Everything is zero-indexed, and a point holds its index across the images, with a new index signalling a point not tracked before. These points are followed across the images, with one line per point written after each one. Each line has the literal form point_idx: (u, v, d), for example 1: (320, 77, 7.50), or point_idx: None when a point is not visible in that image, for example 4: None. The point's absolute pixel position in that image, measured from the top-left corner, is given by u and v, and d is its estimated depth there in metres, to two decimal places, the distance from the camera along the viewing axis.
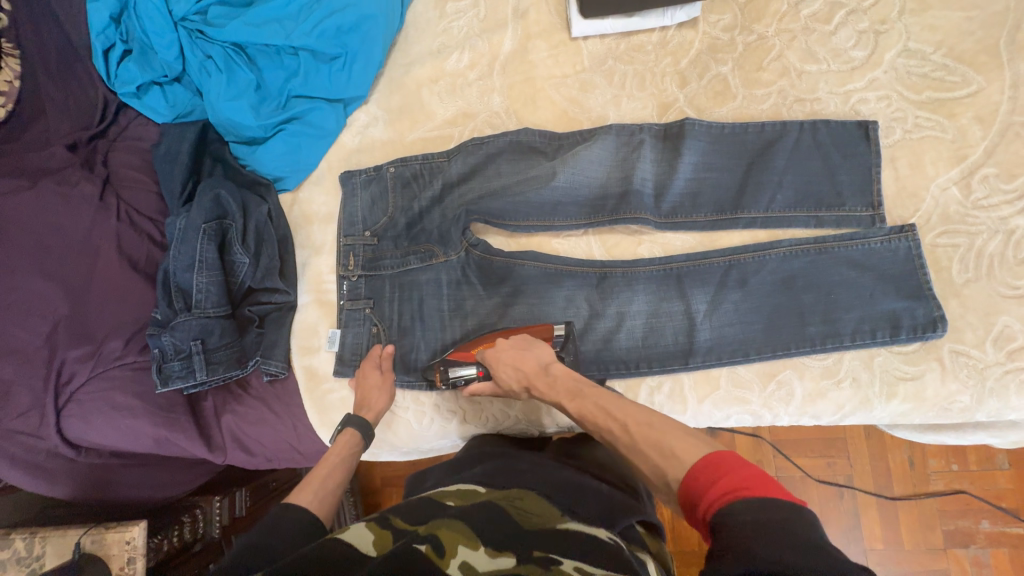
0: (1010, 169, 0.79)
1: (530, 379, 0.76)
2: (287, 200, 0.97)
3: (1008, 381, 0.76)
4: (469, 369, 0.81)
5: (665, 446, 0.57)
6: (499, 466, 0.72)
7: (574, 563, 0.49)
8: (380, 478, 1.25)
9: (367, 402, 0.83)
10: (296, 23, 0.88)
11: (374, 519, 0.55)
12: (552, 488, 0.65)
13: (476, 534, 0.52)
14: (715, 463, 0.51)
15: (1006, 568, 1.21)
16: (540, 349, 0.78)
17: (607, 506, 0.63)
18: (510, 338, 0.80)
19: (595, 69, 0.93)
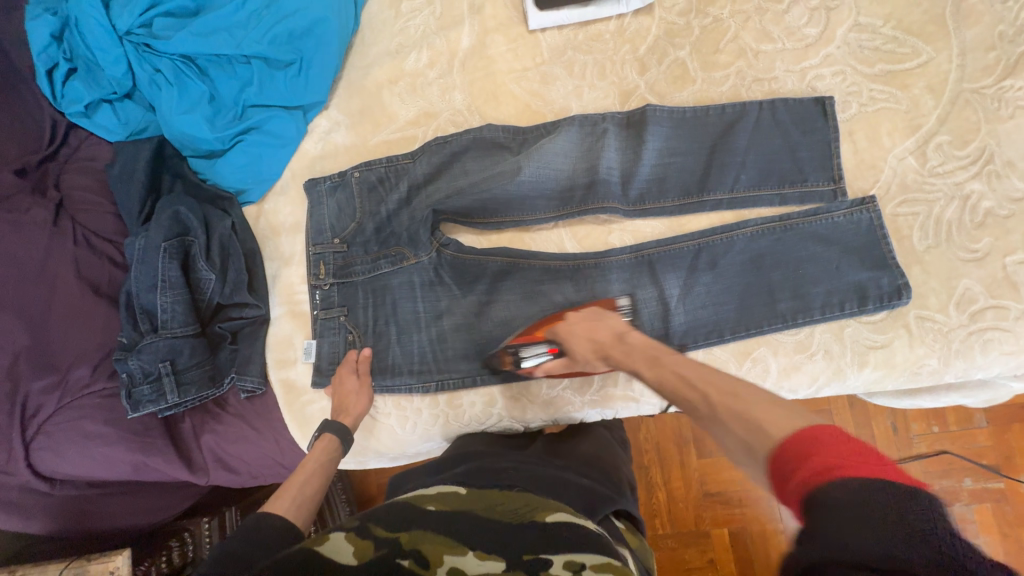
0: (963, 135, 0.81)
1: (606, 349, 0.74)
2: (253, 212, 0.95)
3: (972, 342, 0.78)
4: (540, 349, 0.80)
5: (752, 419, 0.49)
6: (480, 465, 0.72)
7: (563, 555, 0.50)
8: (377, 485, 1.24)
9: (346, 410, 0.82)
10: (247, 31, 0.86)
11: (351, 530, 0.53)
12: (535, 487, 0.65)
13: (459, 540, 0.51)
14: (807, 438, 0.43)
15: (990, 523, 1.24)
16: (608, 321, 0.77)
17: (588, 499, 0.66)
18: (580, 312, 0.80)
19: (555, 61, 0.93)
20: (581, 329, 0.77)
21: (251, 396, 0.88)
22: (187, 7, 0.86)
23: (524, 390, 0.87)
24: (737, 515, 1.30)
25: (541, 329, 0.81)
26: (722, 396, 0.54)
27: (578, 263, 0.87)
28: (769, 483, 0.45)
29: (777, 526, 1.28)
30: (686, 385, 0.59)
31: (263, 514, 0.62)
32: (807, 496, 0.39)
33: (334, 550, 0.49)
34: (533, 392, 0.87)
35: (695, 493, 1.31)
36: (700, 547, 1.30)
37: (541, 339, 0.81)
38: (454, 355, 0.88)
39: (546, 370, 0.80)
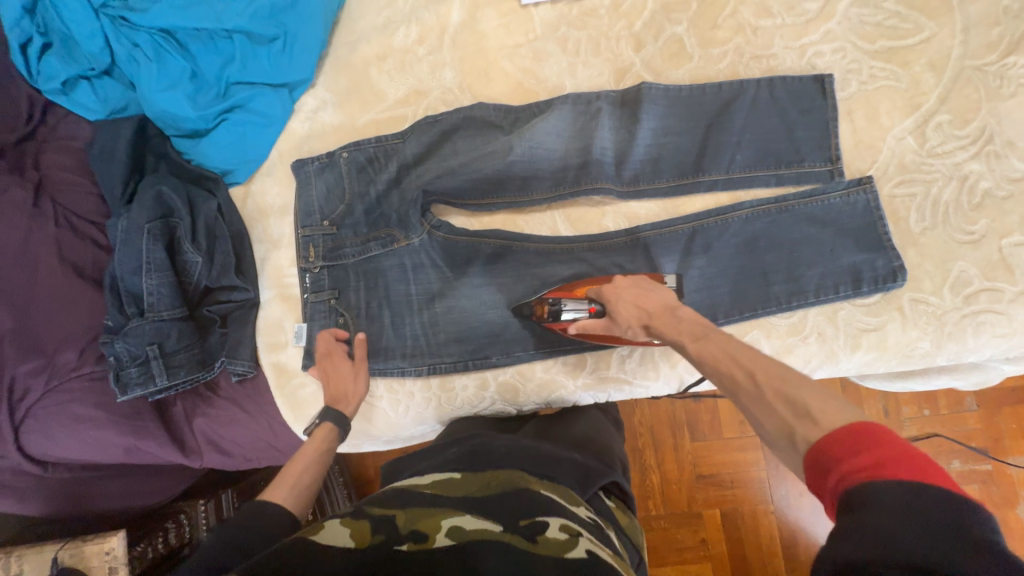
0: (963, 115, 0.80)
1: (651, 318, 0.67)
2: (240, 193, 0.94)
3: (965, 325, 0.77)
4: (580, 306, 0.76)
5: (801, 403, 0.46)
6: (473, 446, 0.71)
7: (557, 519, 0.52)
8: (374, 468, 1.25)
9: (346, 398, 0.79)
10: (227, 3, 0.83)
11: (346, 516, 0.51)
12: (526, 464, 0.64)
13: (454, 511, 0.52)
14: (865, 433, 0.41)
15: (976, 503, 1.26)
16: (664, 291, 0.70)
17: (581, 472, 0.66)
18: (628, 278, 0.74)
19: (548, 37, 0.90)
20: (626, 300, 0.71)
21: (243, 380, 0.88)
22: None
23: (517, 373, 0.87)
24: (729, 497, 1.32)
25: (580, 287, 0.80)
26: (769, 375, 0.50)
27: (571, 245, 0.86)
28: (808, 477, 0.43)
29: (769, 507, 1.30)
30: (729, 361, 0.54)
31: (258, 496, 0.61)
32: (855, 490, 0.38)
33: (331, 538, 0.48)
34: (525, 375, 0.87)
35: (688, 476, 1.33)
36: (692, 527, 1.32)
37: (583, 296, 0.77)
38: (446, 338, 0.88)
39: (581, 329, 0.75)
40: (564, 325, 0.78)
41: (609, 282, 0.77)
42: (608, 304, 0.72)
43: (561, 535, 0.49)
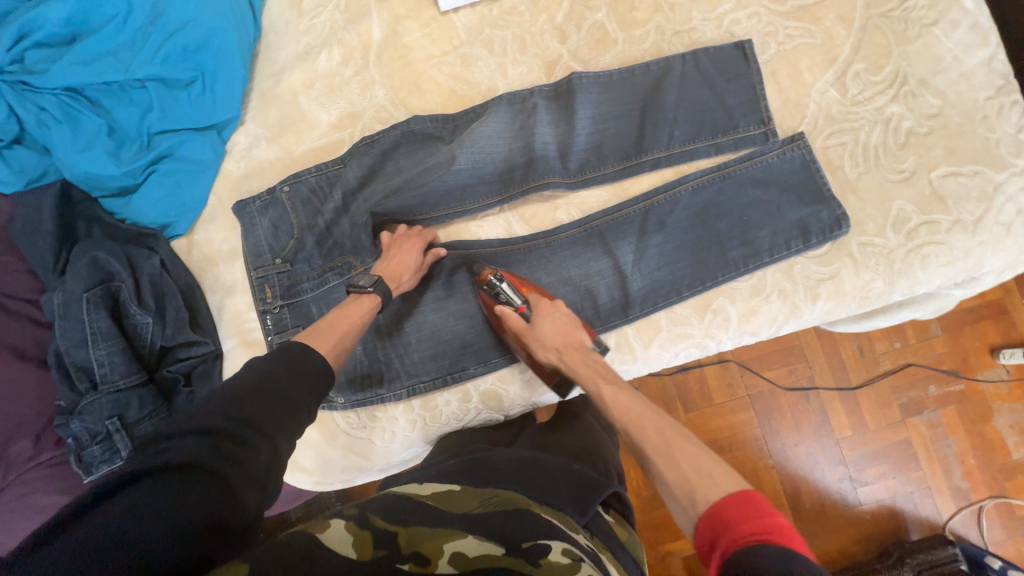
0: (876, 61, 0.83)
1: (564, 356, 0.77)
2: (183, 245, 0.90)
3: (912, 260, 0.81)
4: (516, 296, 0.80)
5: (704, 467, 0.61)
6: (474, 459, 0.69)
7: (561, 543, 0.52)
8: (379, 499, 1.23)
9: (399, 278, 0.81)
10: (135, 52, 0.80)
11: (350, 519, 0.49)
12: (527, 482, 0.64)
13: (457, 528, 0.50)
14: (751, 502, 0.54)
15: (956, 422, 1.33)
16: (586, 338, 0.78)
17: (578, 489, 0.66)
18: (564, 310, 0.80)
19: (473, 41, 0.90)
20: (550, 331, 0.77)
21: None
22: (62, 35, 0.78)
23: (498, 380, 0.86)
24: (730, 460, 1.35)
25: (524, 285, 0.83)
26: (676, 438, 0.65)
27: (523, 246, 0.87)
28: (705, 531, 0.56)
29: (769, 463, 1.34)
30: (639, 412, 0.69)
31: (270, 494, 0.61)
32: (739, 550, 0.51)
33: (337, 542, 0.45)
34: (507, 380, 0.86)
35: None
36: None
37: (525, 296, 0.80)
38: (421, 357, 0.87)
39: (502, 314, 0.80)
40: (489, 303, 0.83)
41: (553, 301, 0.81)
42: (538, 320, 0.78)
43: (564, 561, 0.49)
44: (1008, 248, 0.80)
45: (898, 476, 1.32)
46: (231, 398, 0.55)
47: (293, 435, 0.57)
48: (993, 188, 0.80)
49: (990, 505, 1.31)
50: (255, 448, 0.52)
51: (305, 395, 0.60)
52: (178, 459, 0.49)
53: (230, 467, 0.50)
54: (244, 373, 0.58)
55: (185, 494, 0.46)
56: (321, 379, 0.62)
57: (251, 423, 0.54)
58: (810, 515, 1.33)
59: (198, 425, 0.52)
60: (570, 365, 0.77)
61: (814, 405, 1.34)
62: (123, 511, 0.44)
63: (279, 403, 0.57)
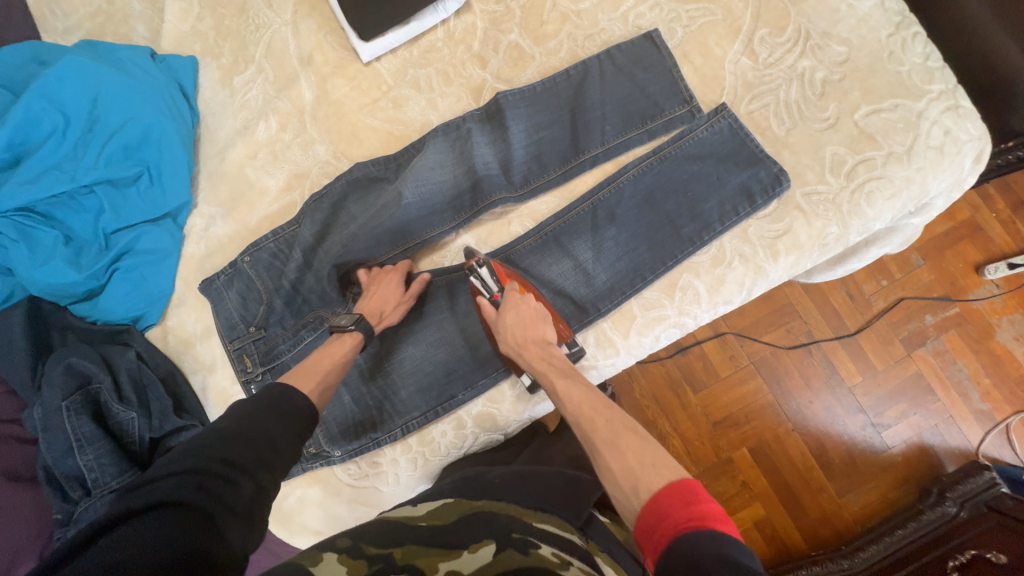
0: (777, 24, 0.88)
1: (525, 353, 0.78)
2: (158, 334, 0.91)
3: (858, 199, 0.83)
4: (494, 283, 0.83)
5: None
6: (467, 476, 0.70)
7: (550, 547, 0.51)
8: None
9: (381, 313, 0.84)
10: (78, 161, 0.82)
11: (343, 551, 0.49)
12: (522, 495, 0.64)
13: (450, 545, 0.51)
14: (688, 489, 0.55)
15: (960, 346, 1.33)
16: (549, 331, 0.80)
17: (573, 496, 0.65)
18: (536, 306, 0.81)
19: (401, 83, 0.93)
20: (511, 323, 0.79)
21: None
22: (3, 159, 0.80)
23: (489, 401, 0.86)
24: (749, 431, 1.34)
25: (508, 275, 0.84)
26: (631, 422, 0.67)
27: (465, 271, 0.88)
28: (646, 518, 0.55)
29: (787, 426, 1.33)
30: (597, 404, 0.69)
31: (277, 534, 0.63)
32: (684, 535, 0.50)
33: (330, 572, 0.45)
34: (497, 397, 0.86)
35: (705, 427, 1.34)
36: (730, 474, 1.33)
37: (502, 284, 0.82)
38: (410, 393, 0.87)
39: (477, 300, 0.84)
40: (471, 289, 0.86)
41: (526, 293, 0.81)
42: (504, 310, 0.80)
43: (554, 558, 0.49)
44: (947, 169, 0.82)
45: (917, 412, 1.31)
46: (217, 440, 0.57)
47: (278, 472, 0.59)
48: (916, 116, 0.83)
49: (1016, 421, 1.30)
50: (240, 485, 0.54)
51: (288, 433, 0.63)
52: (160, 499, 0.49)
53: (217, 501, 0.51)
54: (226, 418, 0.61)
55: (169, 530, 0.46)
56: (305, 418, 0.66)
57: (235, 460, 0.56)
58: (841, 469, 1.31)
59: (180, 465, 0.53)
60: (526, 358, 0.78)
61: (818, 358, 1.34)
62: (104, 553, 0.43)
63: (262, 438, 0.60)
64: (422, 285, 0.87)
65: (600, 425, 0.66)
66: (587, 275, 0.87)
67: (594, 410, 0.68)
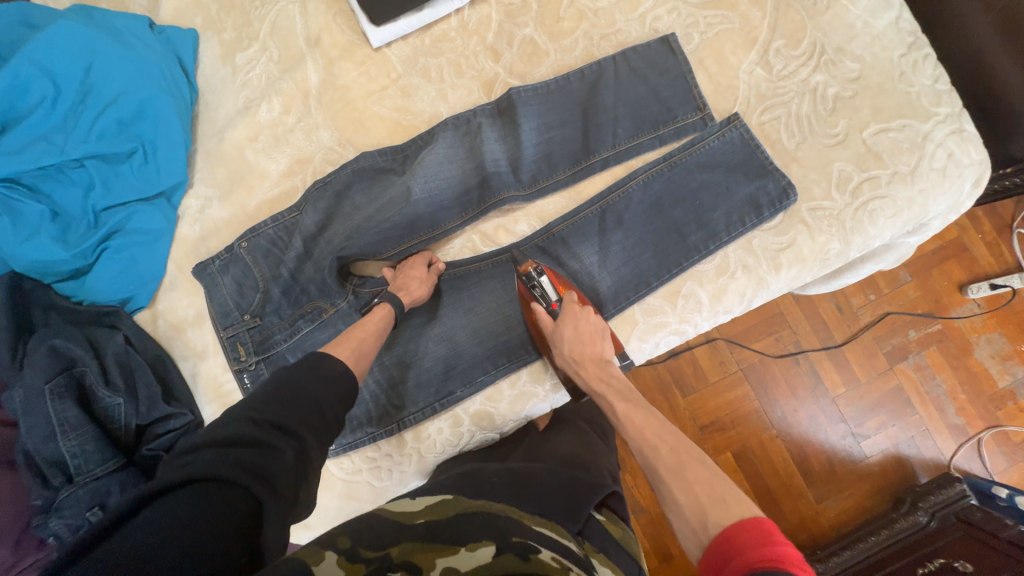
0: (793, 36, 0.87)
1: (583, 365, 0.79)
2: (147, 317, 0.87)
3: (861, 217, 0.84)
4: (552, 292, 0.83)
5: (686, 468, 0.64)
6: (464, 473, 0.69)
7: (549, 549, 0.51)
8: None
9: (407, 288, 0.81)
10: (68, 133, 0.78)
11: (343, 551, 0.48)
12: (520, 496, 0.62)
13: (451, 541, 0.50)
14: (763, 529, 0.57)
15: (941, 362, 1.37)
16: (608, 347, 0.81)
17: (569, 495, 0.65)
18: (593, 318, 0.82)
19: (411, 72, 0.91)
20: (569, 337, 0.80)
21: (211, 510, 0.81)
22: None
23: (487, 400, 0.86)
24: (735, 436, 1.36)
25: (564, 285, 0.85)
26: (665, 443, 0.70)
27: (500, 258, 0.88)
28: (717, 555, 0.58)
29: (772, 433, 1.36)
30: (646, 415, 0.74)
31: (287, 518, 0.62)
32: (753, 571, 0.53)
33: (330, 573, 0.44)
34: (495, 396, 0.86)
35: (693, 431, 1.36)
36: None
37: (560, 295, 0.84)
38: (407, 389, 0.86)
39: (533, 309, 0.84)
40: (525, 297, 0.86)
41: (584, 306, 0.83)
42: (562, 322, 0.81)
43: (554, 563, 0.48)
44: (947, 191, 0.84)
45: (897, 424, 1.35)
46: (259, 405, 0.58)
47: (320, 437, 0.60)
48: (922, 137, 0.84)
49: (988, 436, 1.35)
50: (281, 453, 0.54)
51: (330, 399, 0.63)
52: (203, 470, 0.48)
53: (261, 473, 0.51)
54: (269, 381, 0.62)
55: (215, 504, 0.46)
56: (345, 383, 0.66)
57: (276, 427, 0.57)
58: (822, 476, 1.34)
59: (221, 435, 0.53)
60: (584, 375, 0.79)
61: (807, 368, 1.37)
62: (148, 529, 0.43)
63: (304, 407, 0.60)
64: (437, 274, 0.86)
65: (665, 454, 0.70)
66: (593, 282, 0.87)
67: (658, 439, 0.72)
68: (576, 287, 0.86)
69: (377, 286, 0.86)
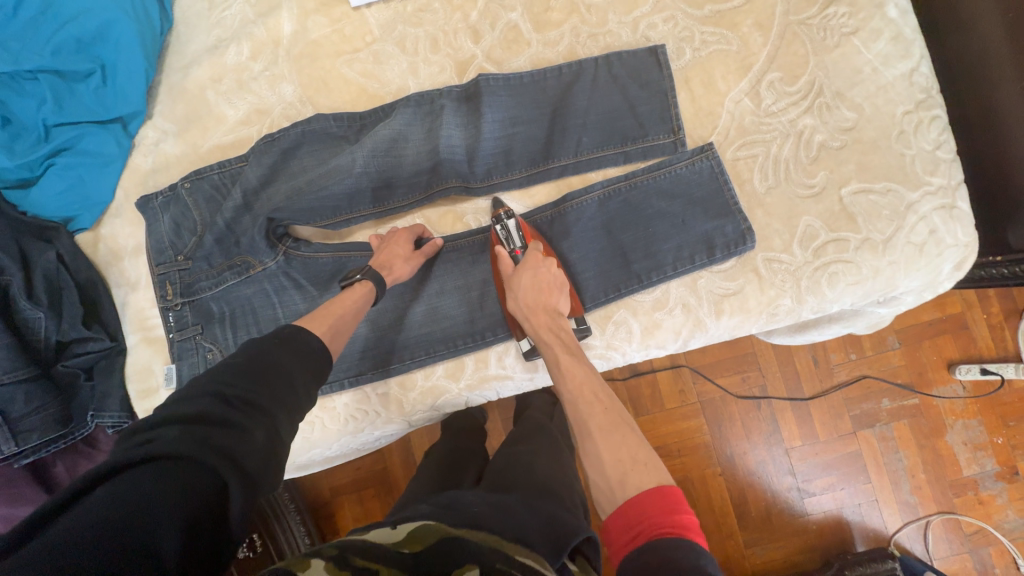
0: (792, 71, 0.80)
1: (536, 313, 0.76)
2: (89, 239, 0.89)
3: (819, 277, 0.78)
4: (516, 237, 0.80)
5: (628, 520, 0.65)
6: (440, 500, 0.57)
7: None
8: (329, 489, 1.27)
9: (390, 267, 0.79)
10: (24, 43, 0.78)
11: (332, 559, 0.44)
12: (492, 517, 0.54)
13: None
14: (669, 499, 0.59)
15: (908, 437, 1.31)
16: (563, 300, 0.79)
17: (547, 526, 0.56)
18: (553, 273, 0.78)
19: (386, 38, 0.87)
20: (526, 283, 0.77)
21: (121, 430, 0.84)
22: None
23: (398, 385, 0.86)
24: (678, 464, 1.33)
25: (532, 235, 0.82)
26: None
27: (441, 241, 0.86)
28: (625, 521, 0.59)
29: (716, 469, 1.33)
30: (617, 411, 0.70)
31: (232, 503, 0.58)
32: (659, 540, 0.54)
33: None
34: (408, 383, 0.86)
35: None
36: None
37: (525, 242, 0.80)
38: None
39: (496, 252, 0.81)
40: (492, 239, 0.83)
41: (549, 258, 0.80)
42: (522, 268, 0.78)
43: None
44: (921, 269, 0.77)
45: (846, 488, 1.31)
46: (227, 376, 0.55)
47: (293, 415, 0.57)
48: (905, 207, 0.77)
49: (938, 520, 1.29)
50: (250, 433, 0.51)
51: (304, 376, 0.60)
52: (163, 450, 0.47)
53: (224, 454, 0.48)
54: (240, 353, 0.59)
55: (175, 485, 0.45)
56: (319, 361, 0.62)
57: (243, 403, 0.53)
58: (756, 523, 1.32)
59: (189, 411, 0.51)
60: (534, 324, 0.77)
61: (766, 414, 1.33)
62: (109, 503, 0.42)
63: (276, 377, 0.57)
64: (434, 250, 0.84)
65: (598, 412, 0.69)
66: None
67: (596, 397, 0.71)
68: (557, 257, 0.83)
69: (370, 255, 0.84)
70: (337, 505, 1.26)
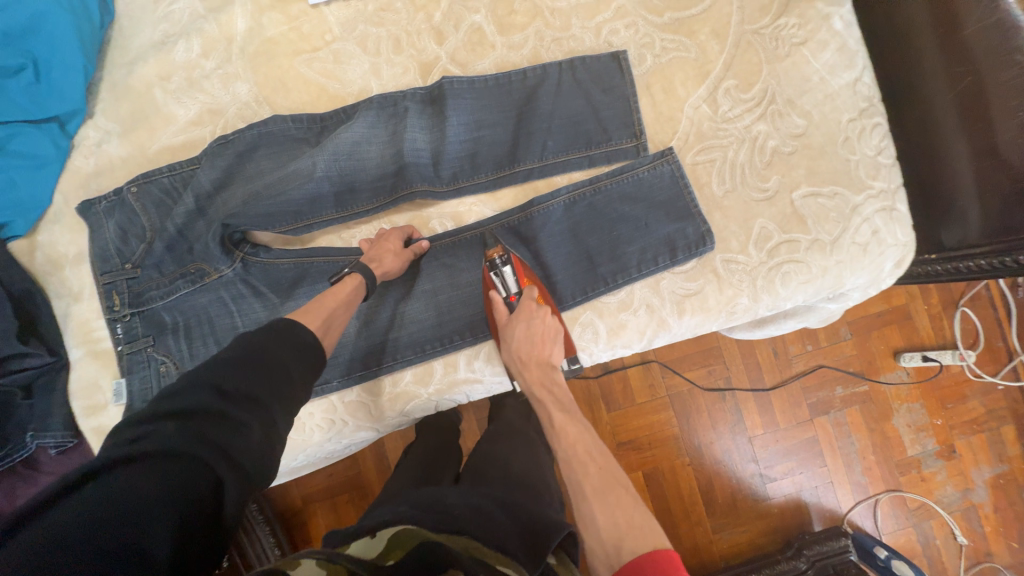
0: (746, 78, 0.84)
1: (528, 365, 0.78)
2: (23, 247, 0.83)
3: (773, 276, 0.82)
4: (511, 283, 0.80)
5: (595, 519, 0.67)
6: (423, 500, 0.55)
7: None
8: (300, 498, 1.24)
9: (380, 260, 0.78)
10: None
11: (322, 555, 0.44)
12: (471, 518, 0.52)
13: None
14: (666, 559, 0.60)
15: (859, 422, 1.39)
16: (557, 352, 0.80)
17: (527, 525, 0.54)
18: (546, 322, 0.79)
19: (346, 37, 0.85)
20: (519, 337, 0.78)
21: (65, 451, 0.80)
22: None
23: (365, 392, 0.84)
24: (648, 457, 1.38)
25: (528, 277, 0.82)
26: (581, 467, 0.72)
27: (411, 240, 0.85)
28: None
29: (684, 460, 1.37)
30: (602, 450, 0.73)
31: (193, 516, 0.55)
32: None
33: None
34: (378, 389, 0.84)
35: (610, 446, 1.37)
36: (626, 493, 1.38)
37: (520, 288, 0.80)
38: None
39: (490, 300, 0.81)
40: (485, 283, 0.83)
41: (542, 305, 0.80)
42: (515, 320, 0.78)
43: None
44: (865, 267, 0.82)
45: (804, 472, 1.39)
46: (221, 367, 0.52)
47: (290, 410, 0.54)
48: (850, 209, 0.82)
49: (886, 498, 1.39)
50: (247, 430, 0.49)
51: (300, 365, 0.57)
52: (156, 445, 0.46)
53: (219, 451, 0.47)
54: (235, 343, 0.55)
55: (171, 481, 0.44)
56: (314, 353, 0.59)
57: (240, 396, 0.51)
58: (722, 509, 1.38)
59: (182, 404, 0.49)
60: (526, 377, 0.79)
61: (730, 406, 1.38)
62: (103, 499, 0.41)
63: (272, 370, 0.54)
64: (422, 251, 0.84)
65: (592, 473, 0.71)
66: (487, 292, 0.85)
67: (587, 455, 0.74)
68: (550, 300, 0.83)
69: (341, 261, 0.83)
70: (309, 513, 1.23)
